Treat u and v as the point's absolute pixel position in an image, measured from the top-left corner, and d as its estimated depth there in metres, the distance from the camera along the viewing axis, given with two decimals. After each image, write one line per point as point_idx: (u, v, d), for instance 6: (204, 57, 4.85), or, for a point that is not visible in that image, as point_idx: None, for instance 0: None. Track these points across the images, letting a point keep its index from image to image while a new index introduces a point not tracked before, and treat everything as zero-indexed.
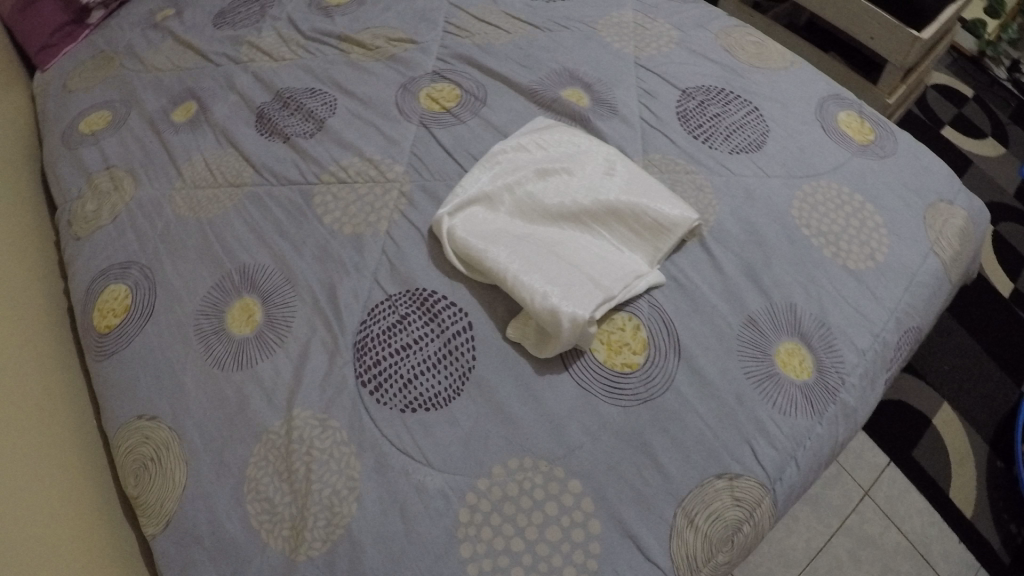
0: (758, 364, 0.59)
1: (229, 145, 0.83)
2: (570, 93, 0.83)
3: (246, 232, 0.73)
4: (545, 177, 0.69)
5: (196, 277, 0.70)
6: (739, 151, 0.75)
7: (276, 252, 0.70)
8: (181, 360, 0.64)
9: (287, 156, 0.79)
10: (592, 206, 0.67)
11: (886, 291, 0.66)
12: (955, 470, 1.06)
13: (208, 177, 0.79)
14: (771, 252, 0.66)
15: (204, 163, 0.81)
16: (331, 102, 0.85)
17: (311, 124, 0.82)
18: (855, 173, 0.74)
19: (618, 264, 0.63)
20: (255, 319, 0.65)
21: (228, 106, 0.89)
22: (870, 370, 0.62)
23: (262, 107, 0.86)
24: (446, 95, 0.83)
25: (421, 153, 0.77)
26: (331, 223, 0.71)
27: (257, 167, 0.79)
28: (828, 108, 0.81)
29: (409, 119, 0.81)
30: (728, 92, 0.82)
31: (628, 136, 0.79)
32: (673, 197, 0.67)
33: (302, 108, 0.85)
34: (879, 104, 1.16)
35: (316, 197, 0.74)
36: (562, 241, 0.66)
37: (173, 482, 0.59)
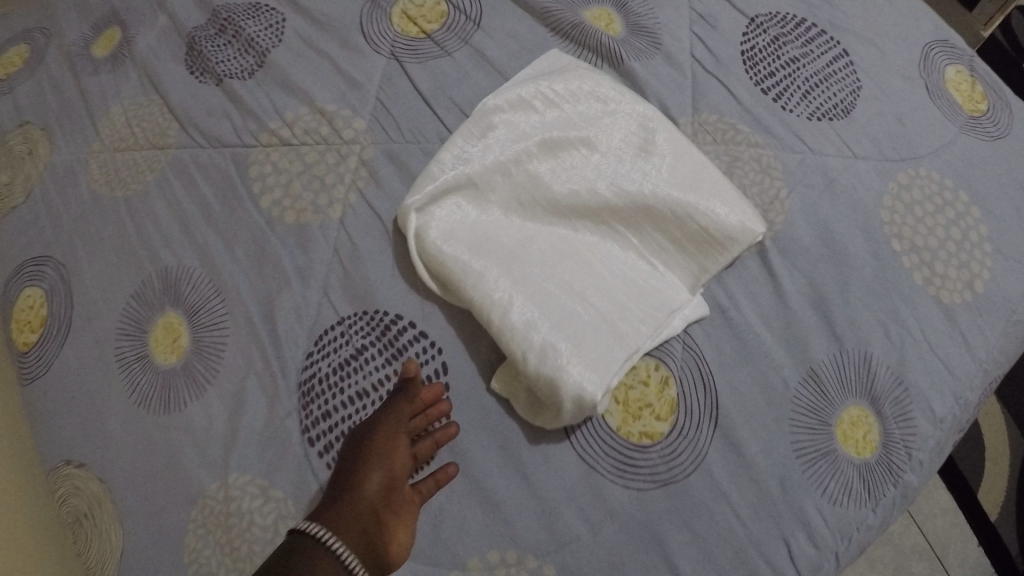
0: (812, 439, 0.47)
1: (151, 86, 0.64)
2: (597, 15, 0.61)
3: (169, 218, 0.56)
4: (552, 153, 0.51)
5: (113, 283, 0.56)
6: (818, 118, 0.56)
7: (202, 246, 0.54)
8: (106, 396, 0.54)
9: (218, 103, 0.59)
10: (617, 204, 0.50)
11: (979, 334, 0.52)
12: (988, 469, 0.88)
13: (127, 136, 0.61)
14: (849, 275, 0.50)
15: (124, 117, 0.63)
16: (276, 23, 0.62)
17: (251, 58, 0.61)
18: (961, 159, 0.56)
19: (646, 295, 0.48)
20: (180, 345, 0.52)
21: (155, 32, 0.67)
22: (943, 441, 0.49)
23: (194, 33, 0.65)
24: (427, 12, 0.60)
25: (389, 99, 0.57)
26: (270, 207, 0.54)
27: (182, 121, 0.60)
28: (934, 60, 0.60)
29: (379, 48, 0.59)
30: (812, 25, 0.60)
31: (673, 83, 0.58)
32: (729, 193, 0.50)
33: (240, 34, 0.62)
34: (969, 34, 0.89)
35: (252, 166, 0.56)
36: (573, 248, 0.49)
37: (110, 542, 0.51)
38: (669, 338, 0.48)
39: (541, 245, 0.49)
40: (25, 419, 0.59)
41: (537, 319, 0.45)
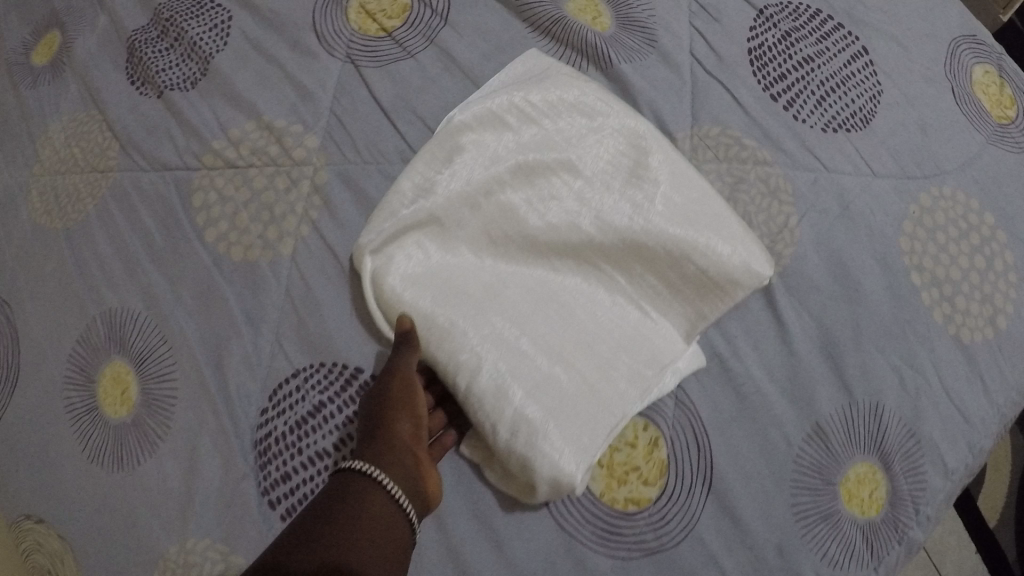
0: (814, 501, 0.43)
1: (91, 99, 0.57)
2: (580, 4, 0.53)
3: (112, 254, 0.51)
4: (528, 181, 0.45)
5: (59, 326, 0.52)
6: (834, 129, 0.49)
7: (148, 287, 0.49)
8: (58, 448, 0.51)
9: (160, 120, 0.53)
10: (602, 242, 0.44)
11: (1000, 375, 0.47)
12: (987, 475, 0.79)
13: (68, 158, 0.56)
14: (862, 313, 0.46)
15: (63, 136, 0.57)
16: (221, 23, 0.55)
17: (192, 65, 0.54)
18: (990, 175, 0.50)
19: (634, 351, 0.43)
20: (130, 397, 0.49)
21: (95, 35, 0.60)
22: (954, 493, 0.46)
23: (135, 35, 0.58)
24: (388, 6, 0.53)
25: (343, 112, 0.50)
26: (216, 242, 0.48)
27: (123, 141, 0.54)
28: (960, 59, 0.53)
29: (333, 49, 0.52)
30: (827, 17, 0.53)
31: (672, 89, 0.51)
32: (730, 227, 0.45)
33: (182, 36, 0.55)
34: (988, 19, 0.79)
35: (195, 194, 0.50)
36: (553, 297, 0.44)
37: None
38: (660, 399, 0.44)
39: (517, 294, 0.44)
40: None
41: (509, 384, 0.41)
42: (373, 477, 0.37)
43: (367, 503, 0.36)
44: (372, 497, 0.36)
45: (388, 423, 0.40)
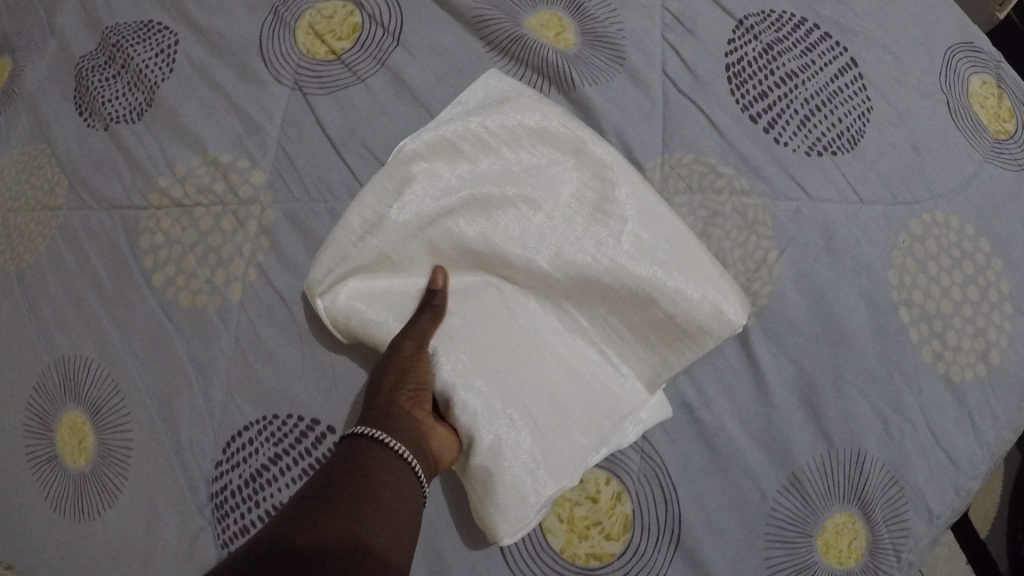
0: (788, 554, 0.41)
1: (38, 130, 0.55)
2: (546, 20, 0.50)
3: (63, 298, 0.50)
4: (482, 214, 0.43)
5: (17, 372, 0.51)
6: (818, 151, 0.48)
7: (99, 333, 0.48)
8: (22, 494, 0.50)
9: (107, 155, 0.51)
10: (558, 280, 0.42)
11: (992, 413, 0.44)
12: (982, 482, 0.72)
13: (17, 195, 0.54)
14: (842, 354, 0.44)
15: (11, 170, 0.55)
16: (166, 48, 0.52)
17: (139, 95, 0.52)
18: (984, 198, 0.48)
19: (594, 399, 0.41)
20: (88, 447, 0.48)
21: (43, 60, 0.58)
22: (938, 538, 0.44)
23: (81, 61, 0.55)
24: (338, 26, 0.49)
25: (292, 147, 0.47)
26: (166, 287, 0.47)
27: (71, 177, 0.52)
28: (956, 66, 0.51)
29: (281, 75, 0.49)
30: (813, 26, 0.51)
31: (639, 112, 0.49)
32: (695, 266, 0.42)
33: (127, 63, 0.53)
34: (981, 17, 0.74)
35: (143, 236, 0.48)
36: (511, 341, 0.42)
37: None
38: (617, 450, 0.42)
39: (472, 338, 0.41)
40: None
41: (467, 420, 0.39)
42: (381, 440, 0.34)
43: (376, 466, 0.33)
44: (380, 460, 0.33)
45: (388, 392, 0.37)
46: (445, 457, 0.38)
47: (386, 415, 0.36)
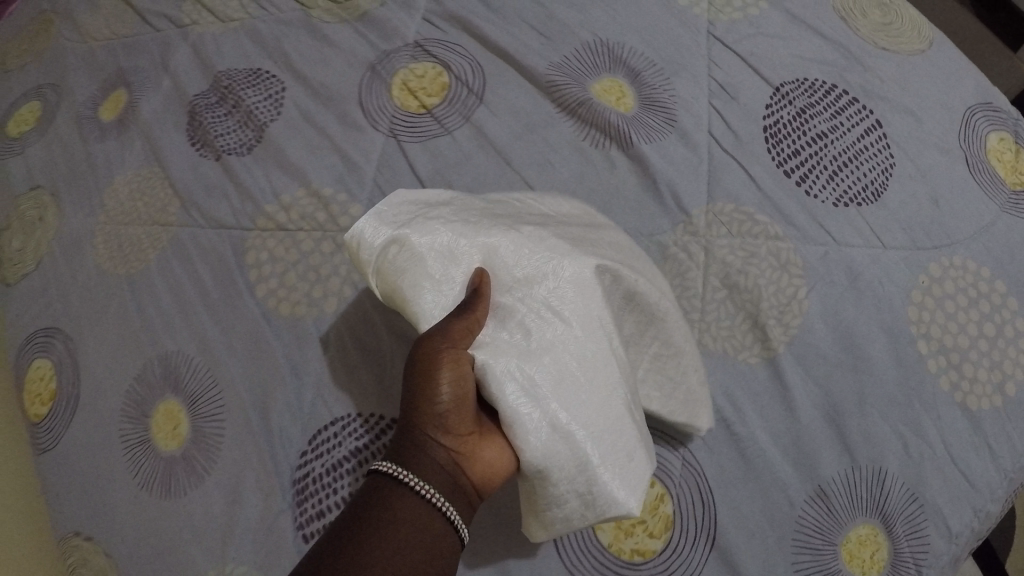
0: (816, 560, 0.45)
1: (156, 157, 0.64)
2: (608, 87, 0.63)
3: (171, 301, 0.57)
4: (504, 246, 0.45)
5: (118, 365, 0.57)
6: (845, 203, 0.56)
7: (202, 334, 0.55)
8: (111, 473, 0.56)
9: (220, 184, 0.61)
10: (572, 310, 0.43)
11: (1009, 440, 0.49)
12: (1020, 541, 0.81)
13: (134, 211, 0.62)
14: (865, 379, 0.49)
15: (127, 189, 0.64)
16: (276, 93, 0.65)
17: (249, 131, 0.63)
18: (999, 245, 0.54)
19: (604, 421, 0.42)
20: (181, 433, 0.53)
21: (158, 97, 0.68)
22: (958, 556, 0.47)
23: (195, 100, 0.67)
24: (428, 86, 0.63)
25: (385, 182, 0.59)
26: (266, 297, 0.55)
27: (184, 200, 0.61)
28: (974, 126, 0.59)
29: (377, 123, 0.62)
30: (842, 92, 0.61)
31: (688, 166, 0.59)
32: (695, 359, 0.48)
33: (241, 104, 0.65)
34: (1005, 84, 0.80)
35: (249, 252, 0.57)
36: (534, 357, 0.42)
37: None
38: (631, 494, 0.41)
39: (499, 349, 0.42)
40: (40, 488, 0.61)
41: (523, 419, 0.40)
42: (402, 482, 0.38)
43: (398, 509, 0.37)
44: (402, 504, 0.37)
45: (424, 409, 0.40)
46: (491, 467, 0.41)
47: (413, 447, 0.40)
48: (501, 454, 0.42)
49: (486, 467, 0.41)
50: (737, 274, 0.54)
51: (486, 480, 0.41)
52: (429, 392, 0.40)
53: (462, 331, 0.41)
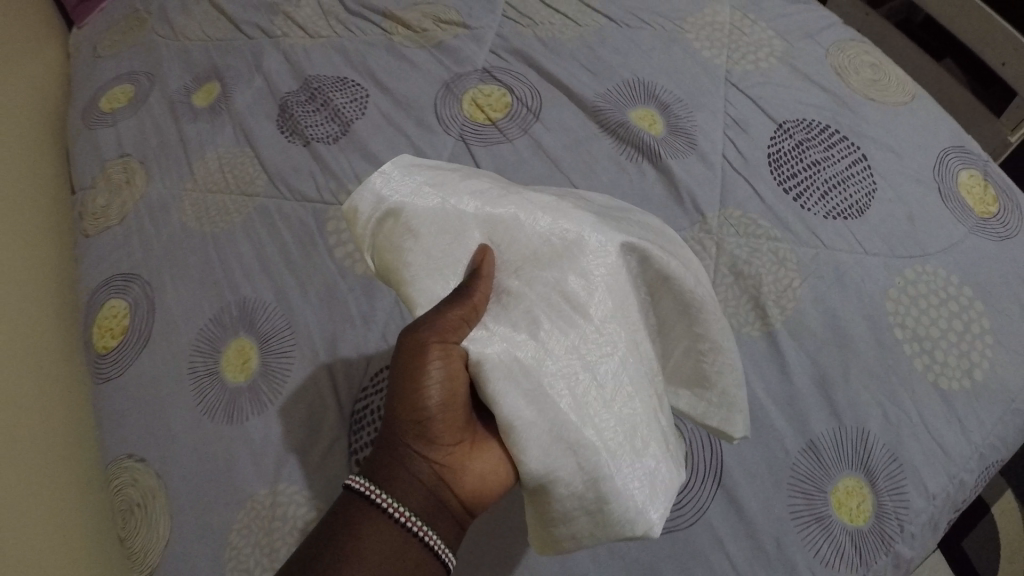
0: (808, 504, 0.51)
1: (247, 141, 0.75)
2: (641, 115, 0.75)
3: (253, 256, 0.66)
4: (515, 223, 0.49)
5: (195, 306, 0.65)
6: (835, 217, 0.65)
7: (281, 286, 0.64)
8: (173, 401, 0.61)
9: (305, 164, 0.72)
10: (586, 297, 0.46)
11: (976, 418, 0.56)
12: (1003, 567, 0.90)
13: (223, 182, 0.72)
14: (849, 356, 0.57)
15: (218, 164, 0.74)
16: (361, 98, 0.77)
17: (336, 126, 0.75)
18: (968, 258, 0.63)
19: (611, 412, 0.45)
20: (250, 366, 0.60)
21: (251, 92, 0.80)
22: (936, 516, 0.53)
23: (286, 98, 0.79)
24: (494, 103, 0.76)
25: None
26: (342, 258, 0.64)
27: (272, 175, 0.71)
28: (947, 163, 0.70)
29: (449, 129, 0.75)
30: (835, 131, 0.72)
31: (704, 178, 0.70)
32: (738, 359, 0.51)
33: (329, 103, 0.77)
34: (997, 140, 0.93)
35: (329, 221, 0.67)
36: (535, 350, 0.45)
37: (157, 534, 0.58)
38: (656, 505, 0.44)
39: (497, 342, 0.45)
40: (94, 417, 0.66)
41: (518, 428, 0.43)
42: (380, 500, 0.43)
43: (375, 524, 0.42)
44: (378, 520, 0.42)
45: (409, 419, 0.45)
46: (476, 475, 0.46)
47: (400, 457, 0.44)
48: (489, 459, 0.46)
49: (477, 474, 0.46)
50: (741, 265, 0.63)
51: (475, 489, 0.46)
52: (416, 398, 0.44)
53: (455, 324, 0.44)
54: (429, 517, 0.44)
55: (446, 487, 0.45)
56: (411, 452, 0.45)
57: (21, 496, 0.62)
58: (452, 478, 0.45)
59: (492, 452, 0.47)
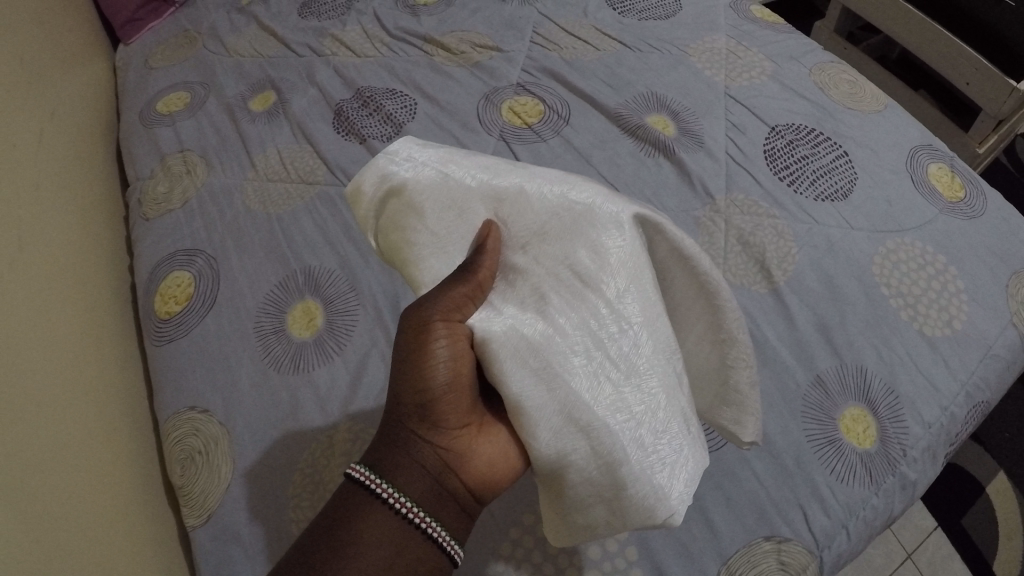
0: (820, 428, 0.58)
1: (305, 139, 0.84)
2: (656, 120, 0.85)
3: (314, 231, 0.73)
4: (520, 200, 0.49)
5: (261, 274, 0.71)
6: (824, 199, 0.75)
7: (342, 255, 0.71)
8: (238, 356, 0.66)
9: (361, 157, 0.81)
10: (598, 272, 0.46)
11: (959, 361, 0.63)
12: (1002, 544, 0.95)
13: (283, 173, 0.80)
14: (847, 309, 0.65)
15: (278, 157, 0.82)
16: (411, 105, 0.88)
17: (389, 127, 0.85)
18: (942, 232, 0.72)
19: (628, 390, 0.45)
20: (316, 323, 0.66)
21: (307, 100, 0.90)
22: (933, 444, 0.59)
23: (341, 104, 0.89)
24: (529, 110, 0.87)
25: None
26: None
27: (330, 166, 0.80)
28: (917, 159, 0.80)
29: (490, 131, 0.85)
30: (820, 133, 0.82)
31: (712, 169, 0.79)
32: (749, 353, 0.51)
33: (382, 109, 0.87)
34: (967, 151, 1.10)
35: None
36: (544, 327, 0.45)
37: (219, 477, 0.60)
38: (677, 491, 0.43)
39: (503, 320, 0.46)
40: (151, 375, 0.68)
41: (526, 414, 0.43)
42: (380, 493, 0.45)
43: (376, 518, 0.44)
44: (379, 514, 0.44)
45: (413, 406, 0.47)
46: (481, 462, 0.48)
47: (405, 445, 0.47)
48: (494, 444, 0.49)
49: (483, 458, 0.48)
50: (747, 238, 0.72)
51: (482, 472, 0.48)
52: (419, 383, 0.46)
53: (461, 302, 0.46)
54: (433, 507, 0.46)
55: (452, 473, 0.48)
56: (417, 438, 0.47)
57: (80, 440, 0.64)
58: (458, 464, 0.48)
59: (498, 437, 0.49)
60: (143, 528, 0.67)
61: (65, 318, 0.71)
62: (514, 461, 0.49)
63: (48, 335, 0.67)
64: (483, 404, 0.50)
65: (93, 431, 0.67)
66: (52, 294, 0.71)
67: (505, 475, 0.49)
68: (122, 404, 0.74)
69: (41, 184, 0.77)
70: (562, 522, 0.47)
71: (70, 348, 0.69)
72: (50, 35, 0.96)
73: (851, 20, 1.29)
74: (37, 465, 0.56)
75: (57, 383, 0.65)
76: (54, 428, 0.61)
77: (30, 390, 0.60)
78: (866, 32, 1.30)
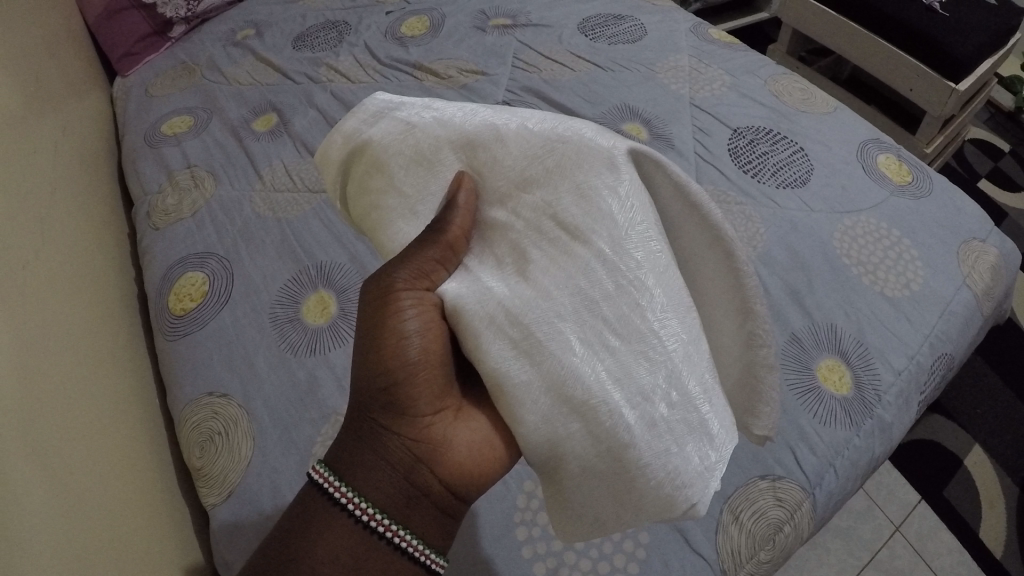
0: (800, 378, 0.64)
1: (308, 152, 0.90)
2: (631, 127, 0.93)
3: (323, 232, 0.78)
4: (491, 154, 0.47)
5: (273, 271, 0.75)
6: (785, 186, 0.82)
7: (351, 251, 0.75)
8: (256, 344, 0.69)
9: None
10: (586, 222, 0.42)
11: (921, 316, 0.70)
12: (985, 512, 1.00)
13: (289, 183, 0.85)
14: (814, 276, 0.72)
15: (283, 169, 0.88)
16: None
17: None
18: (896, 210, 0.80)
19: (631, 357, 0.41)
20: (329, 310, 0.70)
21: (307, 120, 0.97)
22: (904, 389, 0.65)
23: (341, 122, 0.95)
24: None
25: None
26: None
27: None
28: (868, 149, 0.88)
29: None
30: (777, 132, 0.90)
31: (684, 166, 0.87)
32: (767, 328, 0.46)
33: None
34: (917, 152, 1.21)
35: None
36: (526, 290, 0.42)
37: (239, 455, 0.62)
38: (694, 477, 0.40)
39: (479, 287, 0.43)
40: (167, 369, 0.71)
41: (510, 393, 0.40)
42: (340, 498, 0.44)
43: (335, 525, 0.44)
44: (339, 520, 0.44)
45: (381, 390, 0.45)
46: (456, 453, 0.45)
47: (373, 435, 0.45)
48: (474, 430, 0.46)
49: (462, 447, 0.46)
50: None
51: (460, 463, 0.46)
52: (386, 362, 0.45)
53: (431, 267, 0.44)
54: (400, 510, 0.44)
55: (425, 467, 0.45)
56: (384, 427, 0.45)
57: (124, 419, 0.66)
58: (433, 457, 0.45)
59: (477, 423, 0.46)
60: (179, 509, 0.68)
61: (99, 309, 0.74)
62: (495, 449, 0.46)
63: (89, 335, 0.68)
64: (460, 387, 0.48)
65: (131, 412, 0.68)
66: (85, 286, 0.74)
67: (488, 466, 0.46)
68: (154, 393, 0.75)
69: (65, 189, 0.81)
70: (567, 514, 0.44)
71: (104, 335, 0.72)
72: (59, 64, 1.01)
73: (801, 44, 1.42)
74: (86, 455, 0.56)
75: (99, 363, 0.67)
76: (99, 402, 0.63)
77: (76, 364, 0.62)
78: (816, 55, 1.44)
